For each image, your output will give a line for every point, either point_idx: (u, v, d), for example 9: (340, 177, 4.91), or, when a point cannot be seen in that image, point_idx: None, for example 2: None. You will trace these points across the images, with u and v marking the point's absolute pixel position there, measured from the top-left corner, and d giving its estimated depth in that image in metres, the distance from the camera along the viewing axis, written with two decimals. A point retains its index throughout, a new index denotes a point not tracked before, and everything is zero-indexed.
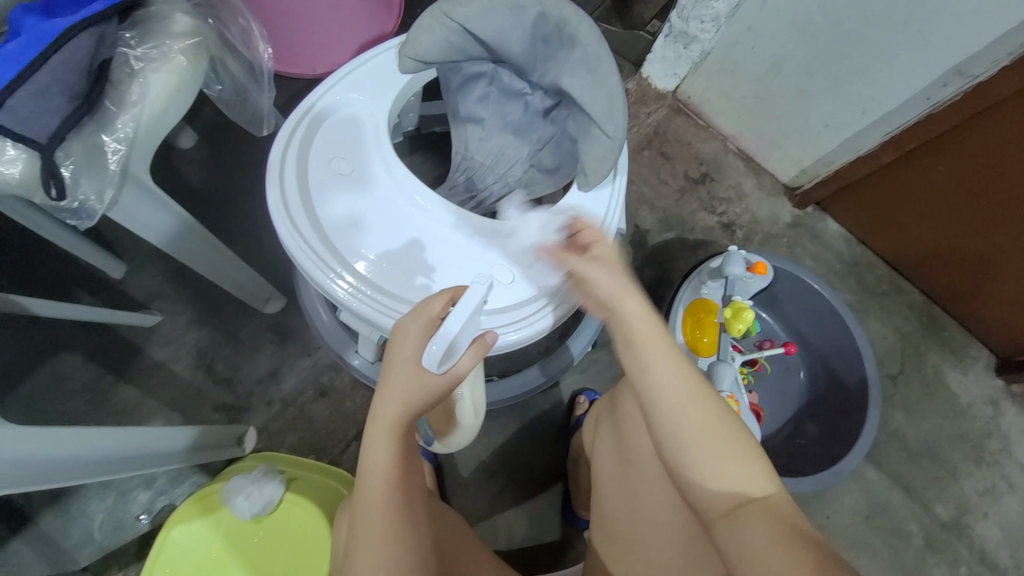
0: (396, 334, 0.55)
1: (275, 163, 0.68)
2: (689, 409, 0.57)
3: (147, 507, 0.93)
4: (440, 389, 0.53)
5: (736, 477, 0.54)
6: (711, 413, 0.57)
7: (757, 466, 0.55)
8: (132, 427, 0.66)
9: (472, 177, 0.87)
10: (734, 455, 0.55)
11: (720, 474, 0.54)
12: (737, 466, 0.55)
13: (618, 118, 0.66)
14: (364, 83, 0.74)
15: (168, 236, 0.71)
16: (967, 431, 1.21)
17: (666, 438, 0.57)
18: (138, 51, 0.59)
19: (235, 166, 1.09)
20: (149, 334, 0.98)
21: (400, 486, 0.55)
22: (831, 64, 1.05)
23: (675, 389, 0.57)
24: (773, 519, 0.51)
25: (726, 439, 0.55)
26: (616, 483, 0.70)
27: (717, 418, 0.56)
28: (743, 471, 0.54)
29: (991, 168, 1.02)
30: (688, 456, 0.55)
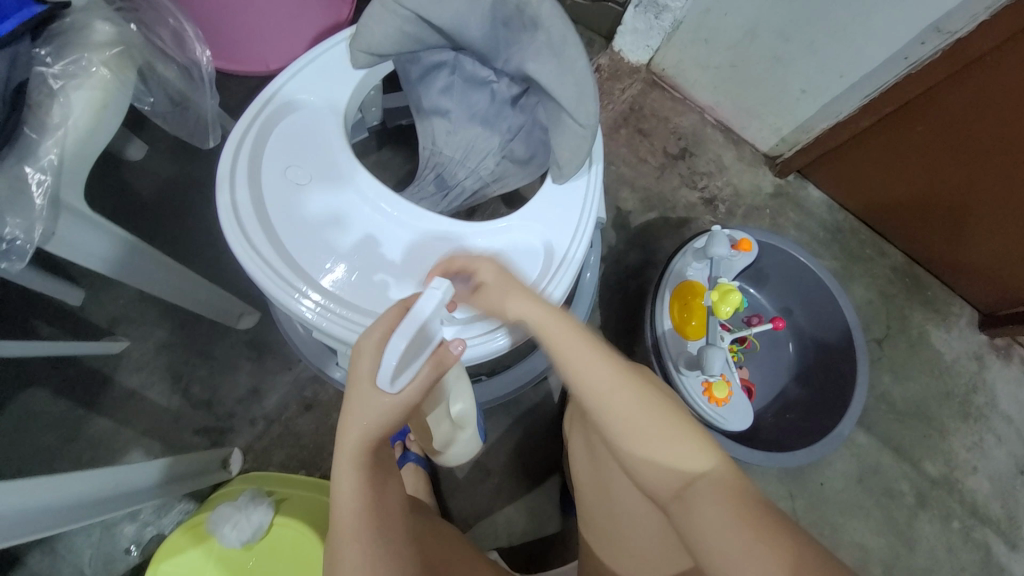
0: (355, 355, 0.51)
1: (225, 178, 0.63)
2: (614, 395, 0.55)
3: (135, 539, 0.91)
4: (398, 407, 0.50)
5: (675, 456, 0.53)
6: (636, 393, 0.55)
7: (692, 443, 0.53)
8: (102, 469, 0.63)
9: (442, 174, 0.83)
10: (669, 434, 0.53)
11: (649, 452, 0.54)
12: (675, 445, 0.53)
13: (589, 104, 0.62)
14: (317, 82, 0.69)
15: (118, 264, 0.66)
16: (952, 388, 1.23)
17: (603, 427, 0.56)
18: (55, 68, 0.54)
19: (191, 177, 1.03)
20: (118, 362, 0.94)
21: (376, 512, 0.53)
22: (806, 27, 1.01)
23: (597, 380, 0.56)
24: (715, 495, 0.50)
25: (659, 420, 0.54)
26: (592, 477, 0.70)
27: (644, 397, 0.55)
28: (682, 448, 0.53)
29: (970, 126, 1.01)
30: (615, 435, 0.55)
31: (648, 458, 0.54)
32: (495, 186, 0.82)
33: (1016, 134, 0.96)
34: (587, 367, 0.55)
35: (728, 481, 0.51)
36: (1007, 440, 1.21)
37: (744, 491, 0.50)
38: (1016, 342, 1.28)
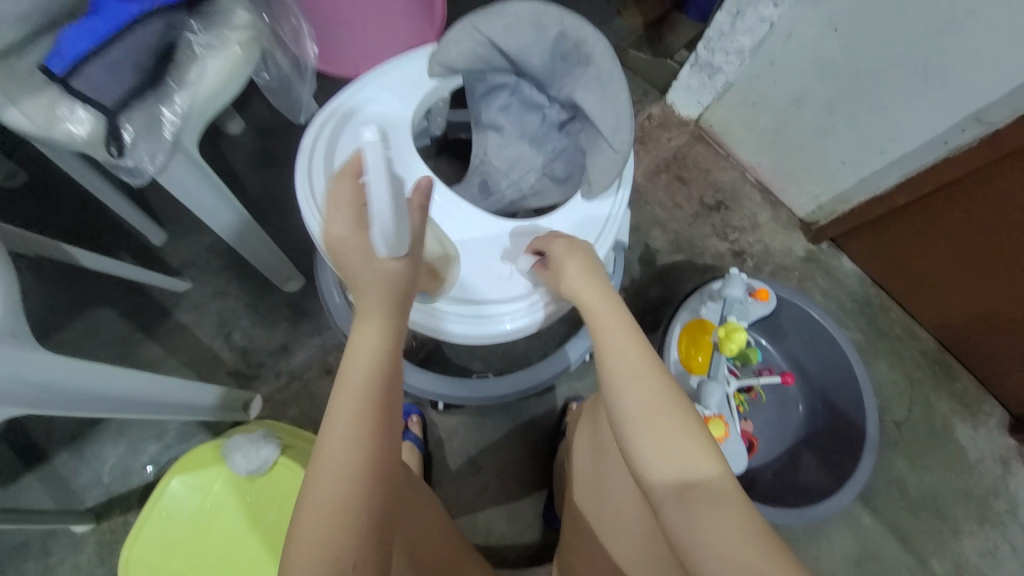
0: (332, 242, 0.57)
1: (307, 158, 0.74)
2: (647, 391, 0.57)
3: (155, 458, 1.00)
4: (404, 264, 0.56)
5: (682, 461, 0.53)
6: (665, 396, 0.57)
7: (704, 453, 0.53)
8: (153, 374, 0.72)
9: (487, 180, 0.93)
10: (686, 439, 0.54)
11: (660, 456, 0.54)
12: (688, 451, 0.53)
13: (625, 133, 0.70)
14: (394, 84, 0.80)
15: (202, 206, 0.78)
16: (972, 487, 1.17)
17: (618, 421, 0.57)
18: (200, 38, 0.67)
19: (274, 154, 1.18)
20: (177, 299, 1.06)
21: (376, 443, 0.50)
22: (851, 102, 1.07)
23: (636, 374, 0.58)
24: (715, 505, 0.50)
25: (682, 425, 0.55)
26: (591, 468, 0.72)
27: (675, 403, 0.56)
28: (697, 457, 0.53)
29: (1012, 218, 1.01)
30: (633, 431, 0.55)
31: (657, 459, 0.54)
32: (532, 200, 0.91)
33: None
34: (623, 359, 0.59)
35: (729, 499, 0.51)
36: None
37: (744, 510, 0.50)
38: None
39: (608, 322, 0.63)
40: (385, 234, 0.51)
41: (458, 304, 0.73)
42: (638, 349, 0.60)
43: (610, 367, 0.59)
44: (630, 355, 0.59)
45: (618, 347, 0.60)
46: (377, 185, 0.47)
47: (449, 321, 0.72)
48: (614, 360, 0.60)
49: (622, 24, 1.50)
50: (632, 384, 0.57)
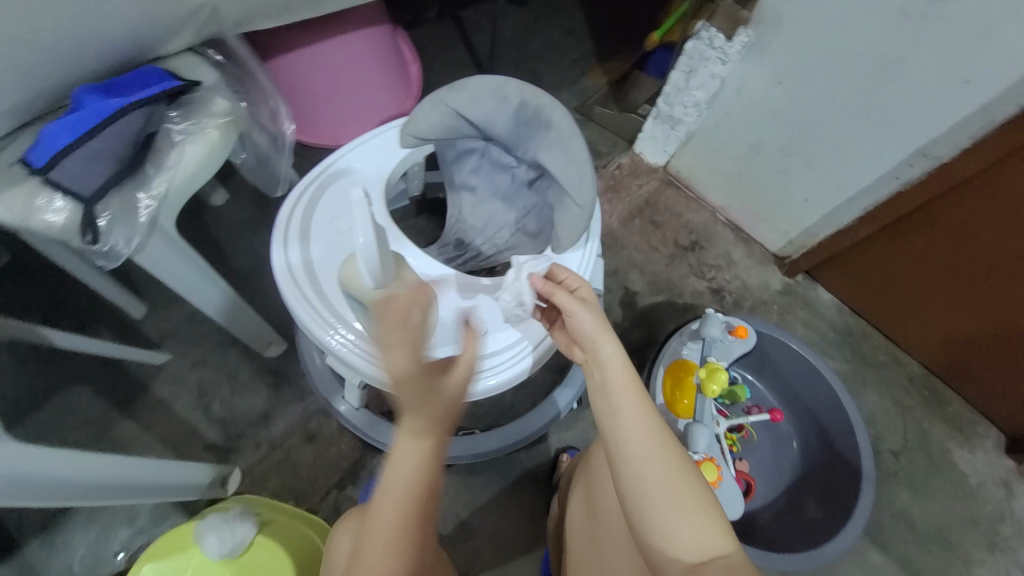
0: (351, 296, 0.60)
1: (283, 227, 0.77)
2: (655, 461, 0.57)
3: (128, 544, 0.95)
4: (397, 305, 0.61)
5: (695, 532, 0.54)
6: (675, 465, 0.57)
7: (716, 523, 0.55)
8: (123, 458, 0.70)
9: (463, 238, 0.97)
10: (694, 510, 0.55)
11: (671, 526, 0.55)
12: (696, 523, 0.55)
13: (588, 189, 0.74)
14: (366, 155, 0.84)
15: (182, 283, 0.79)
16: (981, 516, 1.14)
17: (629, 490, 0.57)
18: (179, 126, 0.71)
19: (256, 222, 1.21)
20: (155, 372, 1.05)
21: (420, 504, 0.59)
22: (804, 146, 1.13)
23: (644, 442, 0.57)
24: None
25: (690, 496, 0.56)
26: (586, 533, 0.69)
27: (685, 471, 0.57)
28: (706, 528, 0.55)
29: (970, 244, 1.05)
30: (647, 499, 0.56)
31: (666, 531, 0.55)
32: (508, 253, 0.94)
33: (1014, 254, 1.00)
34: (636, 425, 0.58)
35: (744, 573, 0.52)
36: None
37: None
38: None
39: (618, 382, 0.60)
40: (373, 270, 0.60)
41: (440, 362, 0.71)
42: (646, 414, 0.59)
43: (620, 427, 0.58)
44: (638, 422, 0.58)
45: (627, 412, 0.59)
46: (364, 233, 0.57)
47: None
48: (621, 427, 0.58)
49: (588, 84, 1.61)
50: (647, 451, 0.57)
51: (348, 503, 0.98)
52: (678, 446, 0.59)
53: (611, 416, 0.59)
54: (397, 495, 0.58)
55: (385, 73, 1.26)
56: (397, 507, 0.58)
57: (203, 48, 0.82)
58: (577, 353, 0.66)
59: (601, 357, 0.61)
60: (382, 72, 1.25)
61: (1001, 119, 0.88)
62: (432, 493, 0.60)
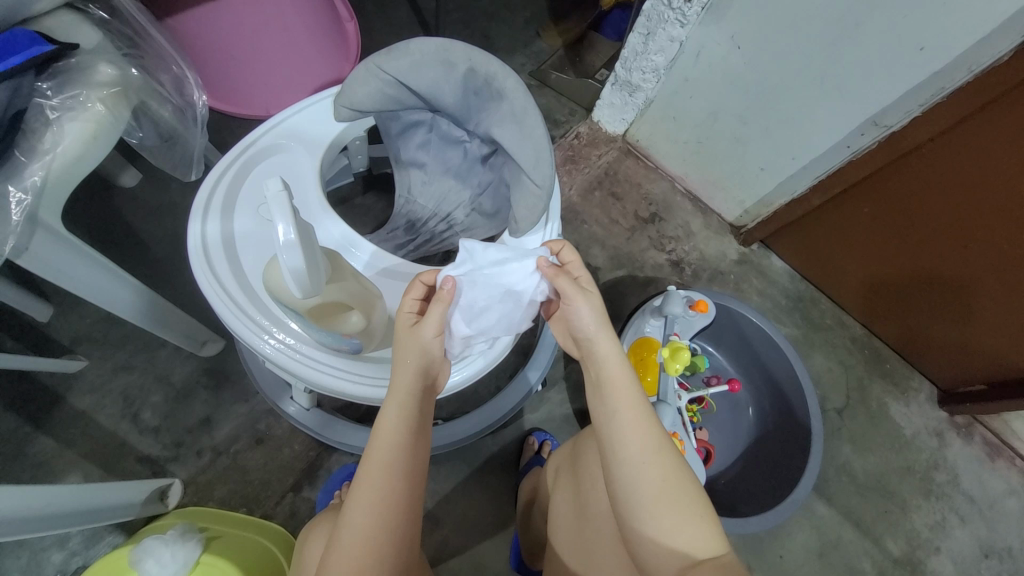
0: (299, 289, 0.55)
1: (201, 206, 0.67)
2: (648, 462, 0.55)
3: (59, 569, 0.86)
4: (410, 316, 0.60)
5: (689, 532, 0.52)
6: (668, 467, 0.55)
7: (709, 524, 0.53)
8: (35, 488, 0.61)
9: (414, 220, 0.90)
10: (686, 513, 0.53)
11: (664, 527, 0.53)
12: (689, 526, 0.52)
13: (546, 167, 0.68)
14: (295, 131, 0.74)
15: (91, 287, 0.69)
16: (913, 463, 1.24)
17: (623, 491, 0.55)
18: (53, 101, 0.61)
19: (179, 207, 1.08)
20: (73, 380, 0.94)
21: (407, 486, 0.55)
22: (760, 114, 1.12)
23: (639, 442, 0.55)
24: None
25: (684, 499, 0.54)
26: (573, 532, 0.67)
27: (679, 474, 0.55)
28: (700, 530, 0.53)
29: (918, 210, 1.07)
30: (640, 500, 0.54)
31: (660, 532, 0.53)
32: (464, 235, 0.88)
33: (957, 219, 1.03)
34: (632, 423, 0.56)
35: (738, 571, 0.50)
36: (969, 520, 1.21)
37: None
38: (976, 420, 1.30)
39: (614, 378, 0.58)
40: (299, 277, 0.53)
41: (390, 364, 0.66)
42: (641, 411, 0.57)
43: (618, 424, 0.56)
44: (634, 422, 0.56)
45: (623, 412, 0.57)
46: (282, 228, 0.50)
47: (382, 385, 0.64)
48: (616, 426, 0.56)
49: (543, 46, 1.52)
50: (642, 450, 0.55)
51: (306, 506, 0.93)
52: (672, 447, 0.56)
53: (607, 411, 0.57)
54: (371, 505, 0.52)
55: (327, 59, 1.17)
56: (369, 518, 0.52)
57: (84, 3, 0.70)
58: (574, 347, 0.63)
59: (602, 352, 0.58)
60: (319, 50, 1.14)
61: (950, 87, 0.89)
62: (416, 501, 0.56)
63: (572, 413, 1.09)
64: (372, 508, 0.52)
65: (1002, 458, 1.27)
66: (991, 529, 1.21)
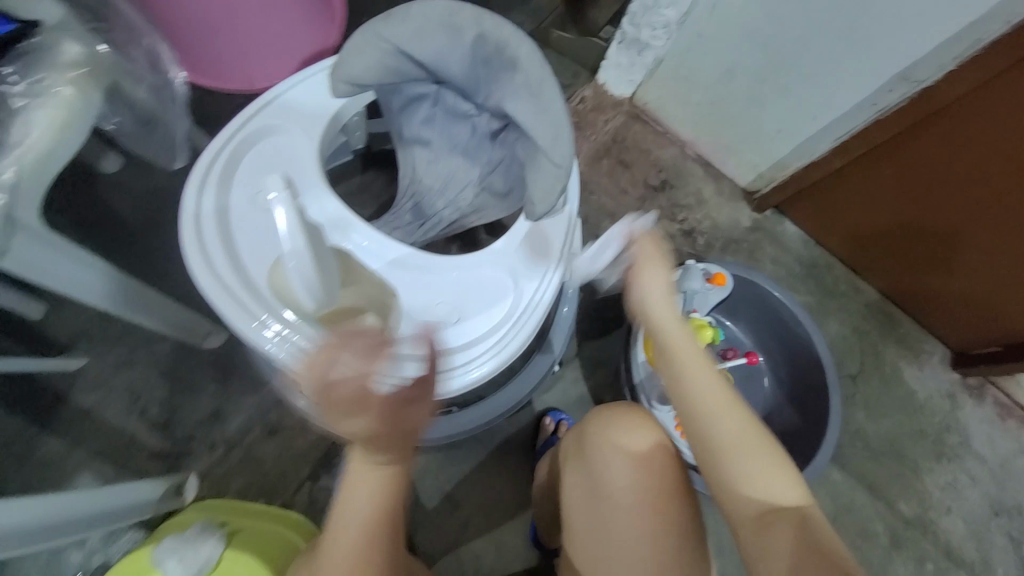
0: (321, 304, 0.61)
1: (192, 200, 0.63)
2: (723, 416, 0.60)
3: (80, 567, 0.87)
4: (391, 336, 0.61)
5: (767, 491, 0.58)
6: (741, 425, 0.60)
7: (785, 477, 0.58)
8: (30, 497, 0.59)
9: (420, 203, 0.84)
10: (767, 466, 0.58)
11: (745, 482, 0.59)
12: (779, 481, 0.58)
13: (564, 144, 0.63)
14: (293, 112, 0.69)
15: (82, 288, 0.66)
16: (926, 426, 1.24)
17: (700, 445, 0.61)
18: (19, 87, 0.60)
19: (167, 192, 1.02)
20: (75, 378, 0.91)
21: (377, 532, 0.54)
22: (778, 72, 1.05)
23: (704, 392, 0.61)
24: (802, 529, 0.56)
25: (763, 456, 0.59)
26: (589, 511, 0.65)
27: (750, 436, 0.60)
28: (774, 480, 0.58)
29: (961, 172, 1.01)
30: (721, 457, 0.60)
31: (745, 483, 0.59)
32: (473, 217, 0.83)
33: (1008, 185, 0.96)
34: (698, 382, 0.62)
35: (819, 523, 0.56)
36: (980, 480, 1.22)
37: (831, 535, 0.56)
38: (989, 381, 1.29)
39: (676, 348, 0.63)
40: (311, 285, 0.58)
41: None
42: (703, 368, 0.63)
43: (689, 386, 0.62)
44: (702, 385, 0.62)
45: (692, 378, 0.62)
46: (289, 233, 0.55)
47: None
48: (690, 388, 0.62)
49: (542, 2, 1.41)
50: (718, 405, 0.61)
51: (324, 494, 0.92)
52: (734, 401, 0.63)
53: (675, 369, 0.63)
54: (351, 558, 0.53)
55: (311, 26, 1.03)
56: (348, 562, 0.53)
57: None
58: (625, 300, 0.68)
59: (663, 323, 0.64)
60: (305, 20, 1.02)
61: (986, 38, 0.84)
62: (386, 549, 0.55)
63: (587, 391, 1.07)
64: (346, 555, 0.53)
65: (1014, 418, 1.27)
66: (1002, 488, 1.22)
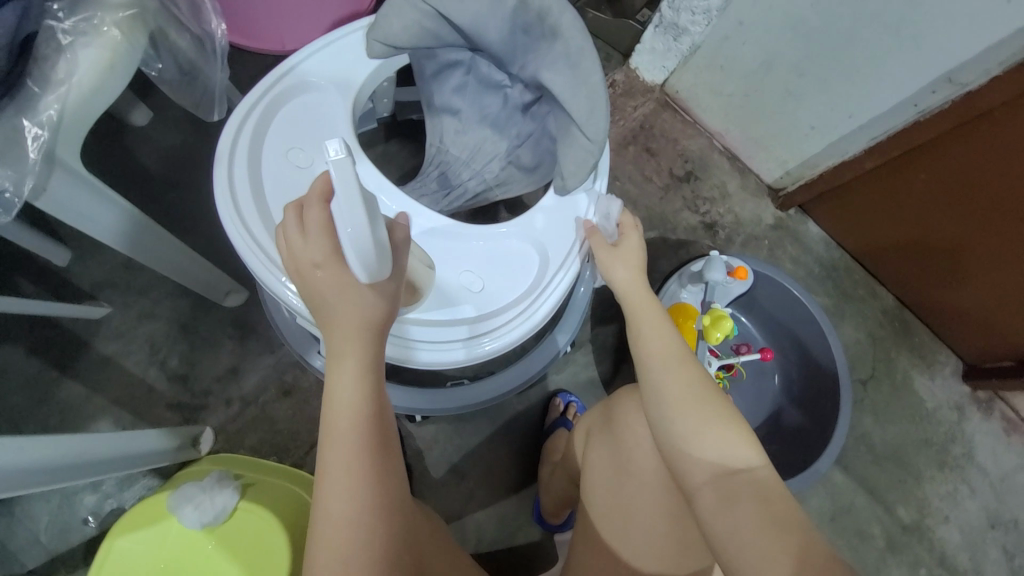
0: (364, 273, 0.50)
1: (226, 150, 0.62)
2: (673, 371, 0.61)
3: (94, 510, 0.90)
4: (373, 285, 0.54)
5: (724, 449, 0.56)
6: (694, 382, 0.60)
7: (740, 438, 0.56)
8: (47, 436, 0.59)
9: (446, 172, 0.84)
10: (718, 421, 0.57)
11: (700, 437, 0.56)
12: (721, 436, 0.56)
13: (599, 119, 0.62)
14: (329, 69, 0.68)
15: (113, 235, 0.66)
16: (932, 435, 1.24)
17: (653, 399, 0.61)
18: (65, 23, 0.56)
19: (192, 148, 1.02)
20: (97, 326, 0.93)
21: (366, 451, 0.51)
22: (818, 65, 1.03)
23: (657, 350, 0.63)
24: (759, 494, 0.52)
25: (713, 408, 0.58)
26: (607, 487, 0.66)
27: (705, 393, 0.59)
28: (732, 439, 0.56)
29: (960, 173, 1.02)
30: (670, 411, 0.59)
31: (694, 437, 0.57)
32: (498, 191, 0.82)
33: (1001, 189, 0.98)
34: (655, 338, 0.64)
35: (772, 486, 0.53)
36: (981, 492, 1.22)
37: (791, 504, 0.51)
38: (998, 396, 1.29)
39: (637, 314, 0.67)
40: (367, 261, 0.47)
41: (424, 326, 0.64)
42: (663, 328, 0.65)
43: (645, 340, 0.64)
44: (657, 336, 0.64)
45: (649, 331, 0.65)
46: (349, 204, 0.43)
47: (416, 346, 0.63)
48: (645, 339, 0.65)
49: None
50: (670, 357, 0.62)
51: None
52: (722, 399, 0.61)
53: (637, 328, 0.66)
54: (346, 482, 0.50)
55: None
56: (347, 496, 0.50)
57: None
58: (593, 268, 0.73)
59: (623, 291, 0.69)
60: None
61: None
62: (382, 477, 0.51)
63: (597, 376, 1.08)
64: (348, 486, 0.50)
65: (1020, 434, 1.27)
66: (1002, 502, 1.22)
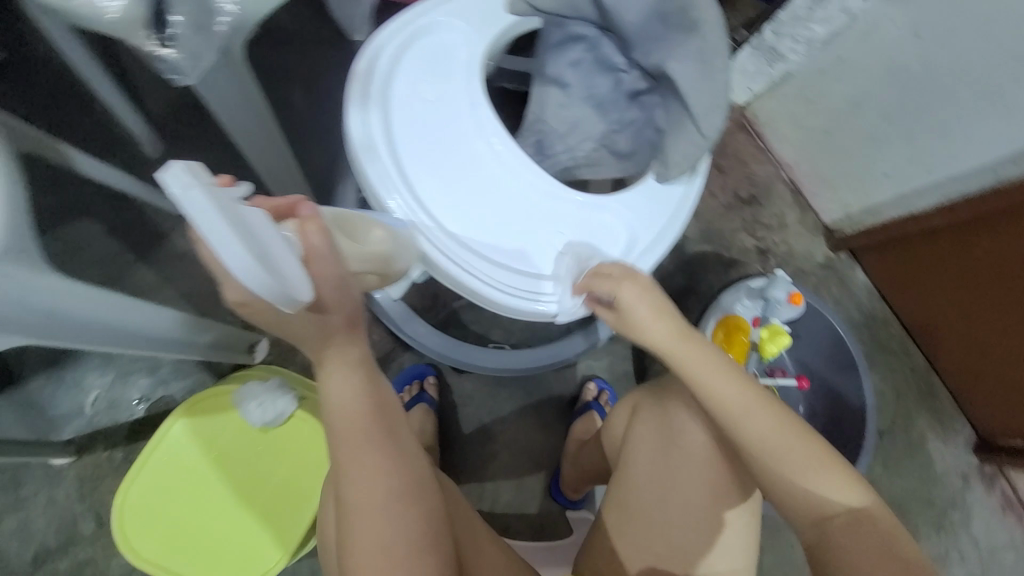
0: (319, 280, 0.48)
1: (363, 72, 0.67)
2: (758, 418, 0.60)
3: (144, 394, 0.98)
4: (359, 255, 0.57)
5: (826, 489, 0.59)
6: (783, 422, 0.60)
7: (841, 474, 0.59)
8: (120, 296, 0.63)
9: (542, 141, 0.81)
10: (820, 464, 0.59)
11: (804, 477, 0.59)
12: (825, 475, 0.59)
13: (717, 117, 0.67)
14: (469, 15, 0.72)
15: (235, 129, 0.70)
16: (935, 497, 1.26)
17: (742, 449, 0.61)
18: None
19: (294, 74, 1.06)
20: (178, 222, 0.97)
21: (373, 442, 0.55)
22: (908, 115, 1.05)
23: (730, 401, 0.60)
24: (865, 527, 0.57)
25: (811, 448, 0.60)
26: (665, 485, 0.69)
27: (795, 431, 0.60)
28: (826, 475, 0.59)
29: None
30: (766, 461, 0.60)
31: (795, 476, 0.59)
32: (584, 170, 0.82)
33: None
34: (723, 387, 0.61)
35: (877, 513, 0.58)
36: (971, 561, 1.25)
37: (893, 526, 0.57)
38: (1005, 473, 1.31)
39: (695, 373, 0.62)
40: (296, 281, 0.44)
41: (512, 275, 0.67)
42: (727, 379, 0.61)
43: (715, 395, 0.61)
44: (728, 389, 0.61)
45: (715, 385, 0.61)
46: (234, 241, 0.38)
47: (503, 291, 0.67)
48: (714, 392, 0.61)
49: None
50: (746, 405, 0.60)
51: None
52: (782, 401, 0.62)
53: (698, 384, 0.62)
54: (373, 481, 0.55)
55: None
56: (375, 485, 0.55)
57: None
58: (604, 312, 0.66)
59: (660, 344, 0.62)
60: None
61: None
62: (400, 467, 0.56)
63: (631, 370, 1.11)
64: (368, 483, 0.54)
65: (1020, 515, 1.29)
66: None
